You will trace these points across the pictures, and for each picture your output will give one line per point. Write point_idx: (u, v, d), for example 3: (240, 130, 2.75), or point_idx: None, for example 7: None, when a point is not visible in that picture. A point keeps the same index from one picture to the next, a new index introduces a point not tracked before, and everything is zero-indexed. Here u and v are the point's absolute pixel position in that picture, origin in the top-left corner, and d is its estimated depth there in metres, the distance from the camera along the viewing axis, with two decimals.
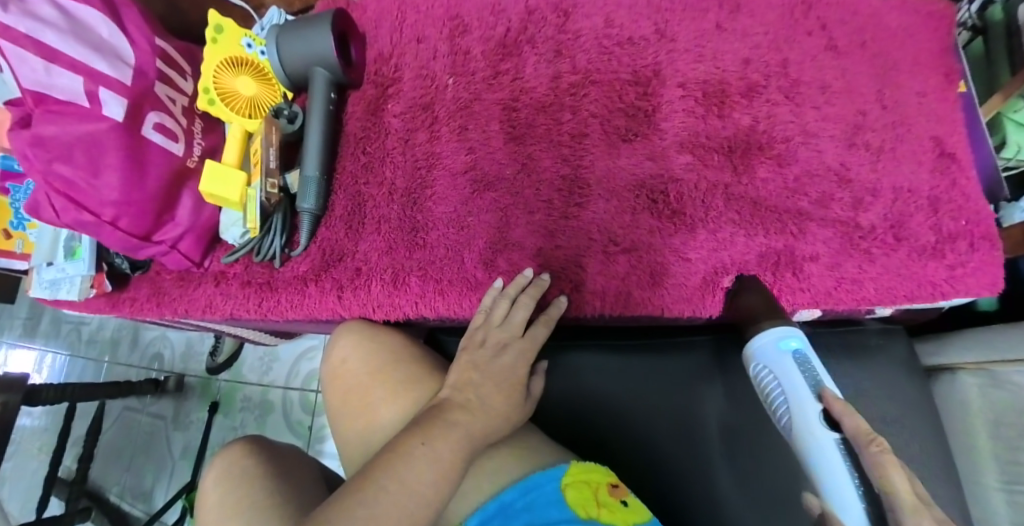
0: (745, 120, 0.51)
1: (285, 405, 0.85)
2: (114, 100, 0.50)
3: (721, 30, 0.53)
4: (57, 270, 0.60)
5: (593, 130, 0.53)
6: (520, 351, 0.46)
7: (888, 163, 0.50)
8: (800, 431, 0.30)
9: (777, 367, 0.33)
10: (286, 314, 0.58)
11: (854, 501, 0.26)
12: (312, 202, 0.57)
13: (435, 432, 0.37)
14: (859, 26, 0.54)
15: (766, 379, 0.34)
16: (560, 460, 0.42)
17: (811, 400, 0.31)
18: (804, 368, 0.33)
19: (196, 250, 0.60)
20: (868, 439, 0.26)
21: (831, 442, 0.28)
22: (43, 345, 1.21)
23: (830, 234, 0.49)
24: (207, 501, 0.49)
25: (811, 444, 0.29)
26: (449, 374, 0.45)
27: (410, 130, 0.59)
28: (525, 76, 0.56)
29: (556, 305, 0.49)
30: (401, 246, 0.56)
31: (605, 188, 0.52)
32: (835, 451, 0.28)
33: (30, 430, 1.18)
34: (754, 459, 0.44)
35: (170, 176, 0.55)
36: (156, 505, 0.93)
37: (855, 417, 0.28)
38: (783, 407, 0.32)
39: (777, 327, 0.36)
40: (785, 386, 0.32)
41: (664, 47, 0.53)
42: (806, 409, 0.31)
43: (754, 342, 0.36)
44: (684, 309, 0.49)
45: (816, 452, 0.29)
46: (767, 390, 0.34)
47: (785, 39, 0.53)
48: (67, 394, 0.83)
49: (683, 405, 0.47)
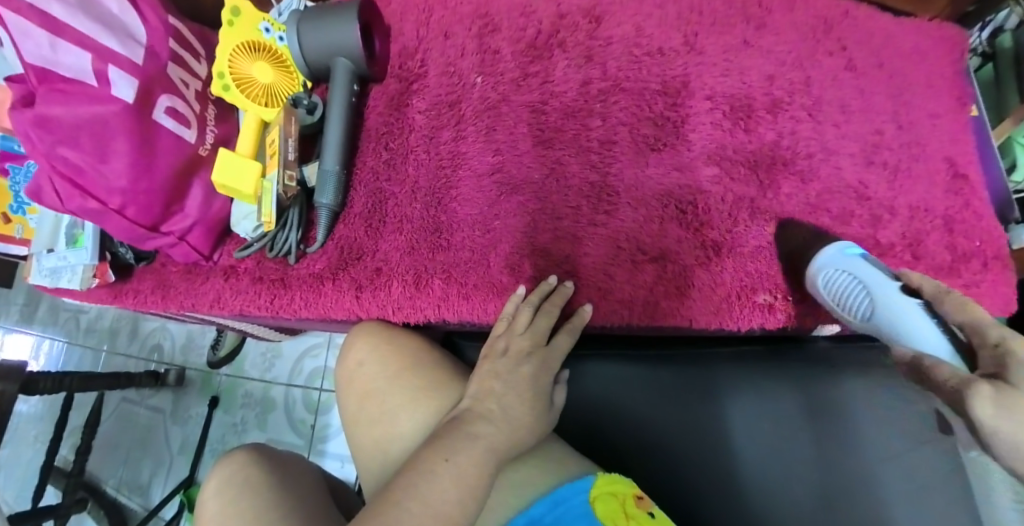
0: (769, 134, 0.51)
1: (287, 402, 0.82)
2: (125, 81, 0.47)
3: (747, 46, 0.53)
4: (59, 258, 0.57)
5: (622, 137, 0.53)
6: (544, 359, 0.45)
7: (906, 183, 0.51)
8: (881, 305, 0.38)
9: (851, 267, 0.42)
10: (299, 312, 0.56)
11: (937, 338, 0.32)
12: (330, 197, 0.54)
13: (458, 447, 0.36)
14: (877, 49, 0.54)
15: (838, 278, 0.42)
16: (586, 474, 0.41)
17: (890, 281, 0.39)
18: (873, 265, 0.42)
19: (205, 243, 0.58)
20: (946, 292, 0.33)
21: (913, 305, 0.36)
22: (40, 331, 1.14)
23: (853, 251, 0.49)
24: (207, 515, 0.48)
25: (896, 310, 0.37)
26: (471, 383, 0.44)
27: (434, 127, 0.57)
28: (555, 79, 0.55)
29: (579, 316, 0.48)
30: (423, 246, 0.54)
31: (633, 197, 0.52)
32: (917, 308, 0.35)
33: (24, 418, 1.08)
34: (781, 458, 0.43)
35: (180, 165, 0.52)
36: (152, 500, 0.88)
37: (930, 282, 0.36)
38: (863, 296, 0.40)
39: (837, 244, 0.45)
40: (863, 279, 0.40)
41: (693, 60, 0.53)
42: (886, 287, 0.39)
43: (817, 256, 0.44)
44: (711, 320, 0.48)
45: (903, 314, 0.36)
46: (840, 290, 0.42)
47: (807, 58, 0.53)
48: (65, 386, 0.76)
49: (704, 413, 0.46)
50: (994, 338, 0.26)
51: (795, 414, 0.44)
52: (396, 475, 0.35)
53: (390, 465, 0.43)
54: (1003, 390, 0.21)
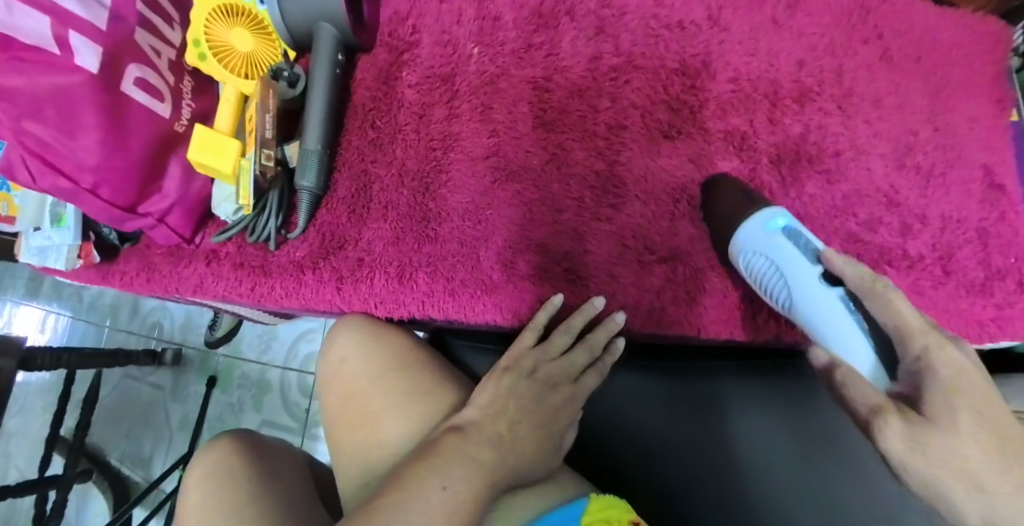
0: (795, 127, 0.45)
1: (283, 385, 0.81)
2: (87, 47, 0.43)
3: (777, 26, 0.47)
4: (42, 237, 0.55)
5: (633, 122, 0.47)
6: (569, 393, 0.41)
7: (939, 191, 0.44)
8: (799, 297, 0.36)
9: (768, 244, 0.38)
10: (280, 302, 0.53)
11: (864, 350, 0.30)
12: (312, 180, 0.50)
13: (453, 471, 0.32)
14: (915, 39, 0.46)
15: (756, 261, 0.39)
16: (579, 496, 0.37)
17: (810, 264, 0.35)
18: (794, 238, 0.37)
19: (185, 225, 0.55)
20: (872, 281, 0.30)
21: (833, 297, 0.33)
22: (44, 306, 1.14)
23: (881, 261, 0.43)
24: (203, 462, 0.49)
25: (818, 302, 0.34)
26: (475, 395, 0.39)
27: (426, 104, 0.52)
28: (561, 52, 0.49)
29: (607, 326, 0.44)
30: (410, 237, 0.50)
31: (642, 190, 0.46)
32: (839, 302, 0.33)
33: (32, 386, 1.10)
34: (790, 483, 0.38)
35: (155, 142, 0.49)
36: (154, 474, 0.89)
37: (856, 266, 0.32)
38: (782, 283, 0.37)
39: (761, 212, 0.40)
40: (778, 266, 0.37)
41: (716, 37, 0.47)
42: (807, 272, 0.35)
43: (739, 233, 0.40)
44: (721, 331, 0.45)
45: (825, 307, 0.33)
46: (762, 275, 0.39)
47: (842, 44, 0.46)
48: (63, 363, 0.71)
49: (708, 429, 0.40)
50: (916, 348, 0.26)
51: (809, 437, 0.39)
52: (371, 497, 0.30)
53: (370, 482, 0.39)
54: (915, 427, 0.23)
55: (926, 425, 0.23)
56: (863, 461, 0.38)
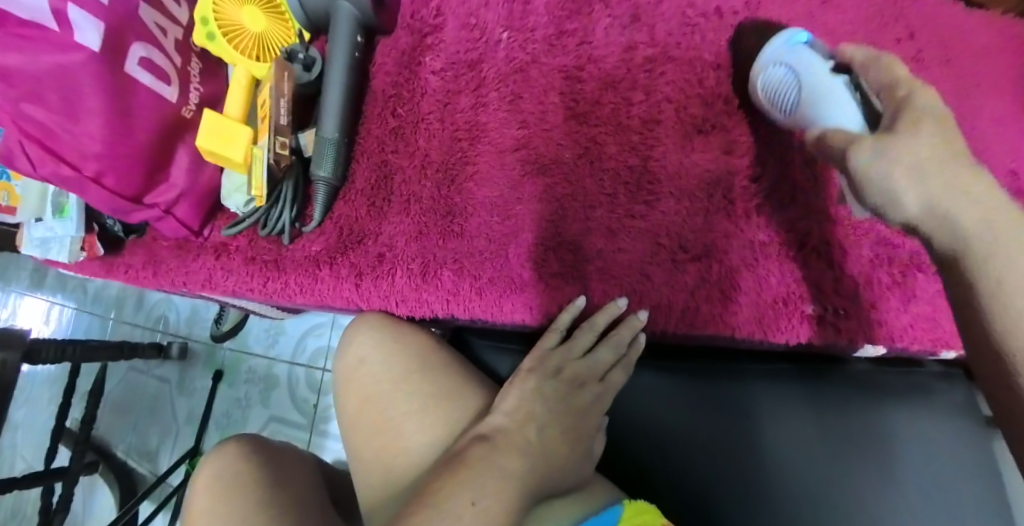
0: None
1: (290, 380, 0.79)
2: (88, 23, 0.39)
3: (812, 22, 0.45)
4: (45, 228, 0.52)
5: (668, 116, 0.44)
6: (593, 394, 0.39)
7: None
8: (805, 79, 0.36)
9: (794, 53, 0.38)
10: (295, 298, 0.50)
11: (850, 107, 0.32)
12: (328, 170, 0.47)
13: (486, 483, 0.30)
14: (945, 37, 0.46)
15: (777, 71, 0.39)
16: (612, 500, 0.36)
17: (824, 62, 0.36)
18: (814, 49, 0.38)
19: (193, 217, 0.52)
20: (879, 58, 0.32)
21: (840, 83, 0.34)
22: (49, 297, 1.11)
23: (909, 266, 0.41)
24: (226, 457, 0.47)
25: (822, 83, 0.35)
26: (500, 399, 0.38)
27: (451, 92, 0.49)
28: (594, 40, 0.46)
29: (629, 323, 0.41)
30: (433, 232, 0.47)
31: (678, 186, 0.44)
32: (840, 83, 0.34)
33: (40, 378, 1.08)
34: (824, 495, 0.36)
35: (161, 128, 0.46)
36: (161, 467, 0.87)
37: (864, 52, 0.33)
38: (794, 88, 0.37)
39: (784, 34, 0.40)
40: (796, 68, 0.37)
41: (753, 29, 0.45)
42: (819, 66, 0.36)
43: (763, 54, 0.41)
44: (755, 331, 0.41)
45: (830, 86, 0.34)
46: (776, 82, 0.38)
47: (875, 43, 0.46)
48: (65, 355, 0.69)
49: (740, 436, 0.38)
50: (913, 108, 0.27)
51: (845, 446, 0.37)
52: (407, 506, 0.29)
53: (394, 490, 0.38)
54: (885, 141, 0.25)
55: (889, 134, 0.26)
56: (897, 473, 0.36)
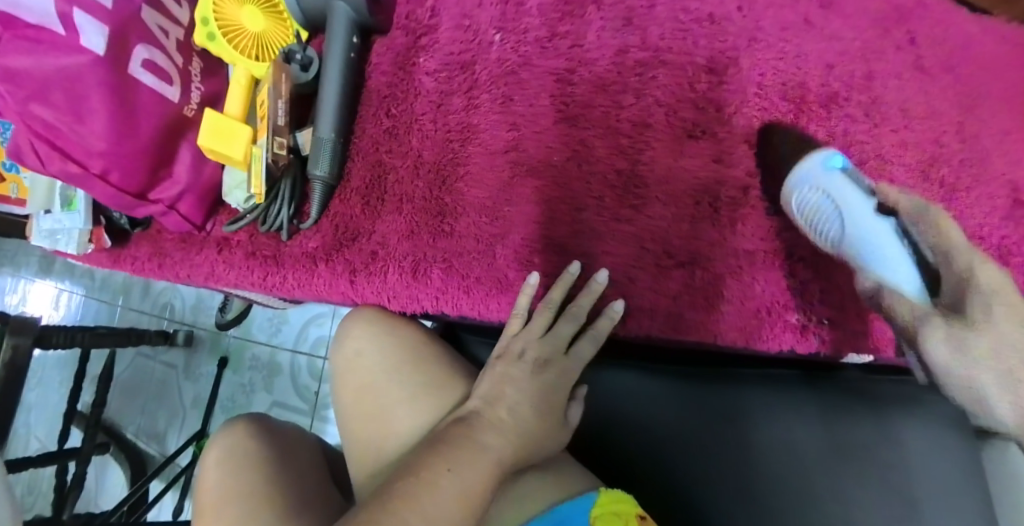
0: (820, 133, 0.44)
1: (292, 368, 0.82)
2: (94, 26, 0.40)
3: (809, 26, 0.46)
4: (54, 221, 0.54)
5: (658, 120, 0.45)
6: (561, 370, 0.40)
7: (962, 205, 0.44)
8: (850, 231, 0.37)
9: (833, 185, 0.38)
10: (293, 292, 0.52)
11: (907, 266, 0.33)
12: (325, 169, 0.49)
13: (463, 455, 0.32)
14: (942, 49, 0.47)
15: (812, 197, 0.39)
16: (588, 488, 0.37)
17: (866, 197, 0.38)
18: (851, 178, 0.39)
19: (197, 211, 0.54)
20: (925, 209, 0.34)
21: (885, 224, 0.35)
22: (58, 283, 1.15)
23: None
24: (234, 435, 0.49)
25: (858, 229, 0.36)
26: (480, 382, 0.39)
27: (444, 92, 0.50)
28: (586, 43, 0.46)
29: (590, 289, 0.42)
30: (424, 231, 0.49)
31: (665, 191, 0.44)
32: (888, 228, 0.35)
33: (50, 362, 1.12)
34: (818, 492, 0.36)
35: (165, 127, 0.47)
36: (168, 449, 0.91)
37: (908, 197, 0.36)
38: (835, 223, 0.38)
39: (820, 151, 0.41)
40: (835, 198, 0.38)
41: (748, 34, 0.45)
42: (858, 204, 0.37)
43: (797, 169, 0.41)
44: (738, 338, 0.43)
45: (869, 231, 0.36)
46: (812, 207, 0.39)
47: (874, 50, 0.47)
48: (77, 341, 0.72)
49: (733, 434, 0.39)
50: (974, 280, 0.28)
51: (837, 445, 0.37)
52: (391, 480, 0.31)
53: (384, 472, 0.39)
54: (960, 326, 0.27)
55: (963, 324, 0.27)
56: (890, 475, 0.36)
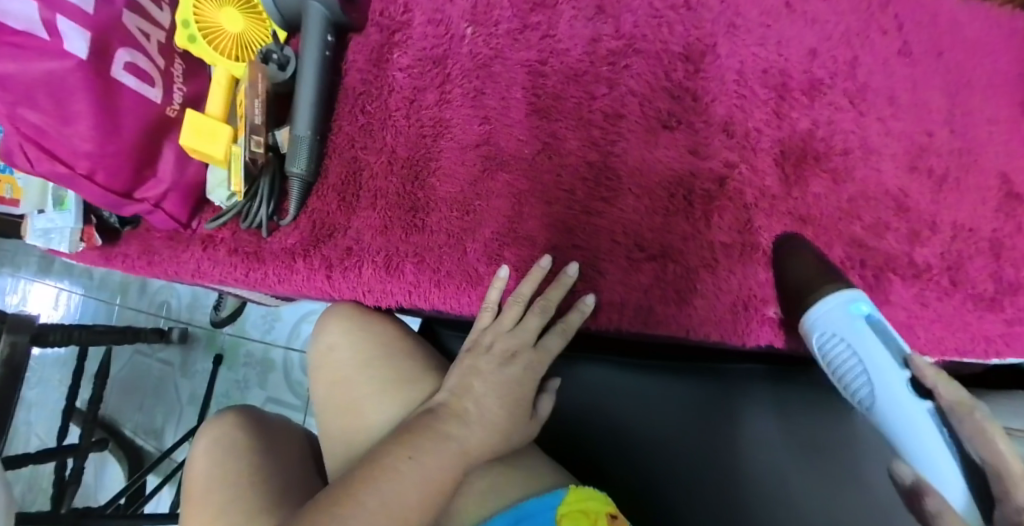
0: (803, 122, 0.42)
1: (286, 363, 0.84)
2: (76, 32, 0.42)
3: (789, 11, 0.44)
4: (47, 220, 0.57)
5: (631, 111, 0.44)
6: (528, 363, 0.40)
7: (950, 197, 0.42)
8: (881, 398, 0.33)
9: (854, 336, 0.34)
10: (274, 288, 0.53)
11: (955, 474, 0.28)
12: (302, 166, 0.49)
13: (427, 446, 0.33)
14: (935, 32, 0.44)
15: (835, 346, 0.35)
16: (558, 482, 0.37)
17: (896, 368, 0.33)
18: (878, 332, 0.35)
19: (181, 209, 0.55)
20: (965, 405, 0.28)
21: (923, 412, 0.31)
22: (57, 283, 1.19)
23: (883, 268, 0.41)
24: (226, 424, 0.50)
25: (891, 406, 0.32)
26: (448, 376, 0.40)
27: (418, 88, 0.50)
28: (558, 33, 0.46)
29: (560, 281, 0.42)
30: (398, 226, 0.49)
31: (637, 183, 0.44)
32: (929, 420, 0.30)
33: (49, 360, 1.16)
34: (789, 486, 0.36)
35: (148, 128, 0.49)
36: (166, 444, 0.93)
37: (951, 386, 0.29)
38: (862, 381, 0.34)
39: (841, 291, 0.36)
40: (863, 354, 0.34)
41: (722, 20, 0.44)
42: (890, 375, 0.33)
43: (813, 313, 0.36)
44: (712, 332, 0.41)
45: (909, 420, 0.31)
46: (837, 361, 0.35)
47: (857, 34, 0.44)
48: (73, 338, 0.75)
49: (706, 430, 0.39)
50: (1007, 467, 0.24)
51: (809, 440, 0.37)
52: (354, 468, 0.32)
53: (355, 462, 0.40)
54: None
55: None
56: (862, 472, 0.36)
